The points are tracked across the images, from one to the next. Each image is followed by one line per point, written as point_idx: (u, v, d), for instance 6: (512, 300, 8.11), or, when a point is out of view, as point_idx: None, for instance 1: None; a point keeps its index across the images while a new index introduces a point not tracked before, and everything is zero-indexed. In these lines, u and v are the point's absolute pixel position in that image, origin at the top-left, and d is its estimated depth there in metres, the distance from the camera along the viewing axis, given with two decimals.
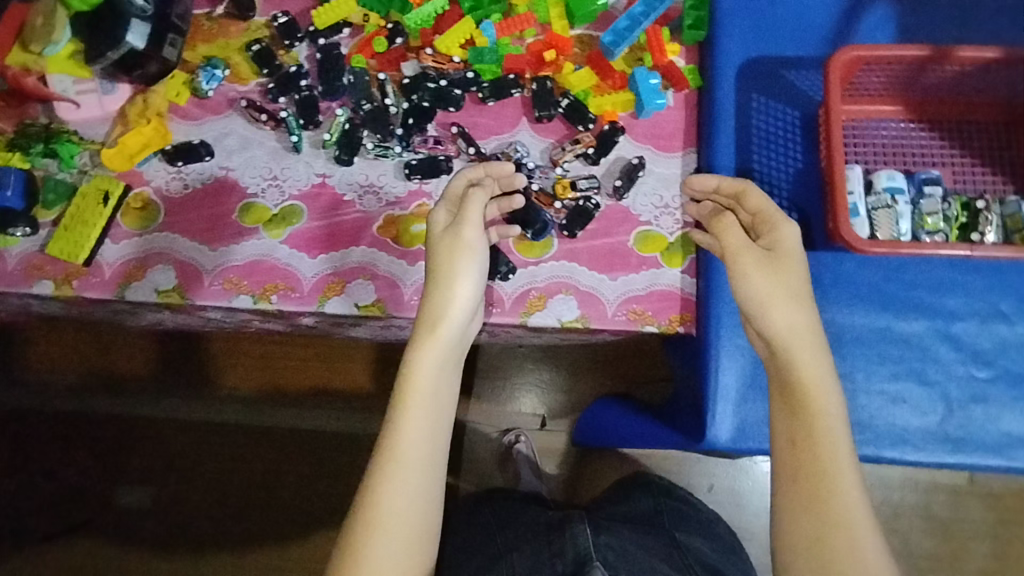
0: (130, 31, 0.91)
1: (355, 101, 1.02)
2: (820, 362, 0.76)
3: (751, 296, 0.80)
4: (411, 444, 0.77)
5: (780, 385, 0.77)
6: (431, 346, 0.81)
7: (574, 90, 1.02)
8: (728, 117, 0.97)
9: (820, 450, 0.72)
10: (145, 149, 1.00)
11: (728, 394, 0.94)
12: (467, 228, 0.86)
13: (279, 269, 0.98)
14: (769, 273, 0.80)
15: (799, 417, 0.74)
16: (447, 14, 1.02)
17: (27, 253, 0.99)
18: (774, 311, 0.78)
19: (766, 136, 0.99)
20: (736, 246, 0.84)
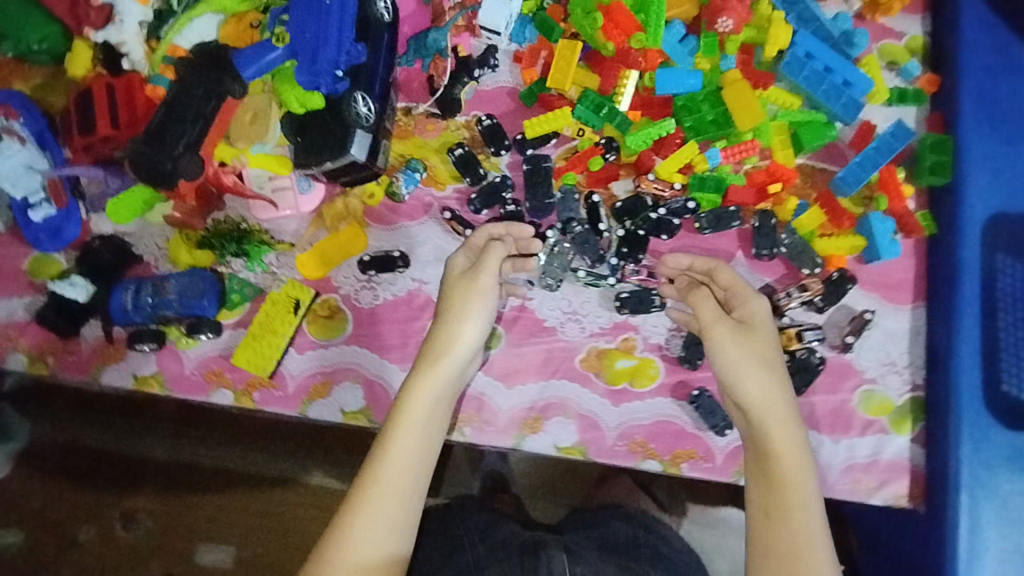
0: (355, 143, 0.84)
1: (564, 220, 0.96)
2: (797, 440, 0.76)
3: (724, 370, 0.80)
4: (396, 471, 0.76)
5: (757, 461, 0.77)
6: (431, 380, 0.80)
7: (800, 228, 0.95)
8: (973, 279, 0.90)
9: (796, 524, 0.72)
10: (339, 256, 0.94)
11: None
12: (484, 273, 0.85)
13: (474, 398, 0.93)
14: (750, 349, 0.79)
15: (778, 501, 0.74)
16: (669, 136, 0.96)
17: (205, 356, 0.92)
18: (742, 381, 0.78)
19: (1015, 300, 0.90)
20: (710, 320, 0.82)
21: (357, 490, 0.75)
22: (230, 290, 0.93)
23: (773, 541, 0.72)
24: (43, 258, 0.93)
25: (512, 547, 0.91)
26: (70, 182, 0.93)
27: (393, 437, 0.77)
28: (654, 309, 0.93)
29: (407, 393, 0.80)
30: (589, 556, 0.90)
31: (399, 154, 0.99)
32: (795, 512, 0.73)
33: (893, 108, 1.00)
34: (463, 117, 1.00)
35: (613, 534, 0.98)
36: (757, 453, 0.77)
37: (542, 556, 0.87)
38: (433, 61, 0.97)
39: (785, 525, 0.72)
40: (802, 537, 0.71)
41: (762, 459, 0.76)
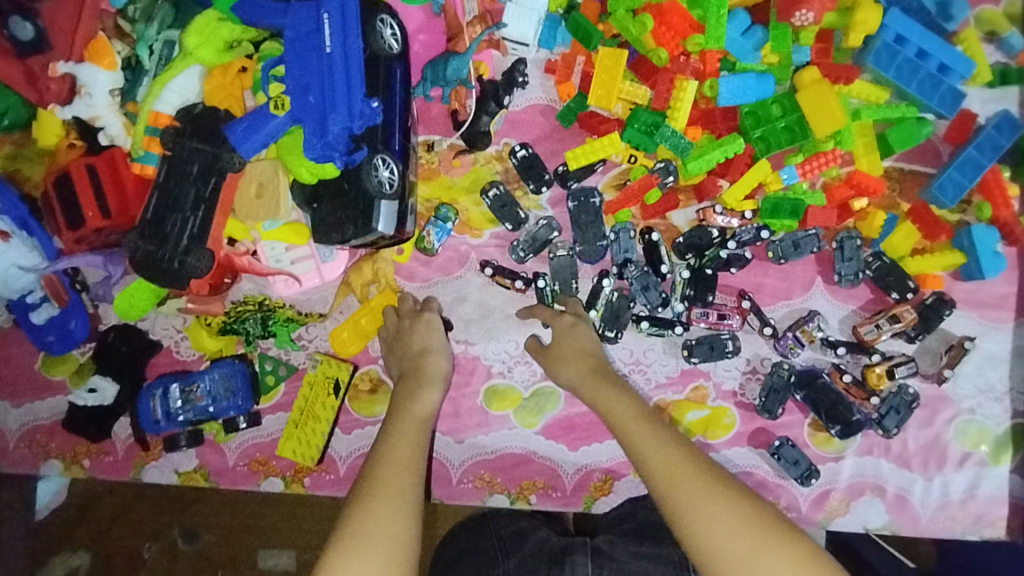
0: (380, 219, 0.73)
1: (619, 263, 0.84)
2: (625, 400, 0.73)
3: (568, 373, 0.79)
4: (394, 456, 0.70)
5: (611, 425, 0.73)
6: (423, 386, 0.77)
7: (887, 247, 0.84)
8: None
9: (661, 445, 0.68)
10: (376, 327, 0.85)
11: None
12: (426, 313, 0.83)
13: (536, 464, 0.86)
14: (568, 355, 0.80)
15: (631, 440, 0.70)
16: (735, 157, 0.83)
17: (246, 445, 0.86)
18: (560, 371, 0.80)
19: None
20: (559, 346, 0.80)
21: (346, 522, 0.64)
22: (262, 373, 0.85)
23: (648, 468, 0.67)
24: (55, 356, 0.86)
25: (540, 557, 0.77)
26: (68, 274, 0.83)
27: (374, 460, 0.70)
28: (727, 356, 0.84)
29: (398, 405, 0.76)
30: (622, 559, 0.75)
31: (426, 196, 0.87)
32: (648, 438, 0.69)
33: (993, 91, 0.85)
34: (493, 148, 0.87)
35: (646, 522, 0.80)
36: (607, 413, 0.74)
37: (567, 564, 0.75)
38: (454, 90, 0.83)
39: (664, 452, 0.67)
40: (679, 456, 0.67)
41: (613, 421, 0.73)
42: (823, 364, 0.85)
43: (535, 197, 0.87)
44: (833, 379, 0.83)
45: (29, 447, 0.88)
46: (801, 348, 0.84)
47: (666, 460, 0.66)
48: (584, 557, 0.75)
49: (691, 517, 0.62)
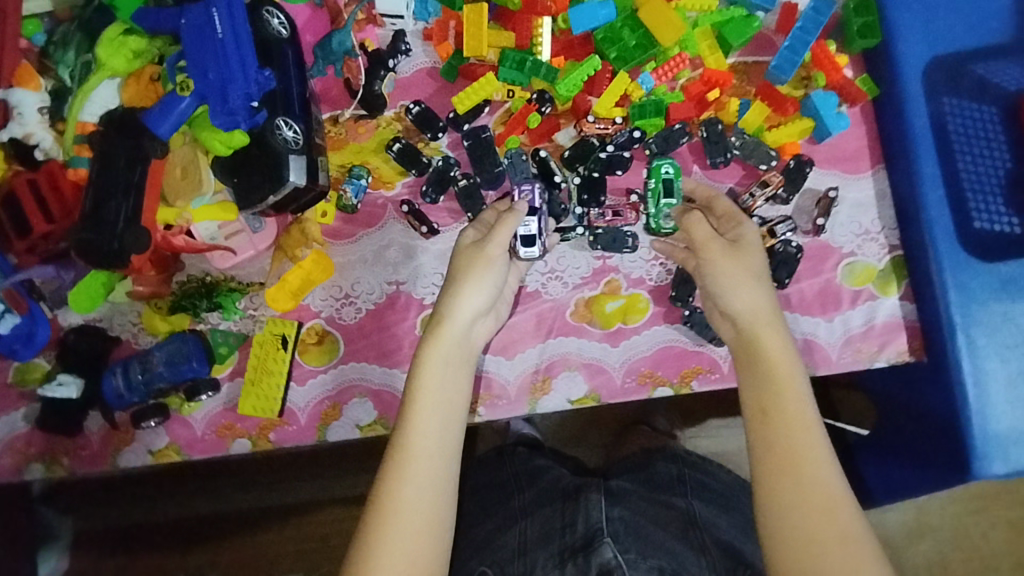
0: (291, 171, 0.83)
1: (518, 184, 0.95)
2: (787, 347, 0.75)
3: (717, 282, 0.80)
4: (427, 473, 0.70)
5: (745, 365, 0.75)
6: (436, 345, 0.78)
7: (748, 127, 0.95)
8: (926, 135, 0.90)
9: (789, 409, 0.70)
10: (308, 283, 0.94)
11: (1000, 432, 0.83)
12: (491, 243, 0.83)
13: (479, 378, 0.94)
14: (733, 262, 0.80)
15: (768, 400, 0.72)
16: (598, 75, 0.94)
17: (212, 414, 0.93)
18: (710, 270, 0.81)
19: (968, 137, 0.91)
20: (703, 239, 0.83)
21: (387, 468, 0.71)
22: (216, 345, 0.93)
23: (749, 400, 0.73)
24: (25, 366, 0.92)
25: (555, 493, 0.91)
26: (25, 287, 0.89)
27: (415, 407, 0.75)
28: (628, 248, 0.94)
29: (412, 385, 0.76)
30: (638, 500, 0.87)
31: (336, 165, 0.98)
32: (789, 402, 0.71)
33: None
34: (391, 111, 0.98)
35: (658, 473, 0.94)
36: (748, 361, 0.76)
37: (581, 500, 0.85)
38: (344, 63, 0.95)
39: (781, 416, 0.70)
40: (811, 440, 0.69)
41: (753, 361, 0.75)
42: None
43: (433, 144, 0.98)
44: None
45: (11, 456, 0.91)
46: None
47: (798, 426, 0.69)
48: (598, 494, 0.85)
49: (771, 438, 0.69)
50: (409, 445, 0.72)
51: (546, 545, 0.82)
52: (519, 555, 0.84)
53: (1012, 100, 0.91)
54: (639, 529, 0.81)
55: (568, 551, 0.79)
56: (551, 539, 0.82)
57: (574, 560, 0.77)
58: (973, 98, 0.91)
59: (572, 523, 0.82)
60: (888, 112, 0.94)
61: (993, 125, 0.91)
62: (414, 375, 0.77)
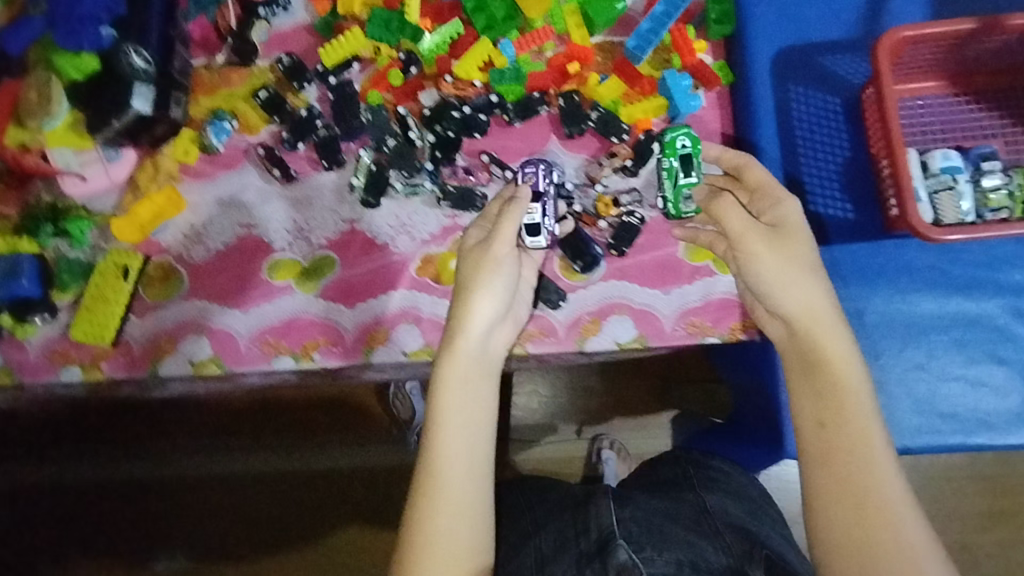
0: (134, 96, 0.86)
1: (377, 139, 0.98)
2: (838, 328, 0.73)
3: (763, 278, 0.77)
4: (459, 487, 0.72)
5: (804, 370, 0.73)
6: (462, 354, 0.78)
7: (603, 101, 0.97)
8: (768, 118, 0.93)
9: (852, 424, 0.69)
10: (159, 218, 0.95)
11: (799, 399, 0.88)
12: (496, 243, 0.83)
13: (317, 324, 0.94)
14: (782, 254, 0.76)
15: (832, 413, 0.70)
16: (462, 39, 0.98)
17: (48, 340, 0.93)
18: (757, 261, 0.77)
19: (809, 124, 0.95)
20: (739, 228, 0.79)
21: (416, 491, 0.73)
22: (58, 272, 0.93)
23: (800, 408, 0.73)
24: None
25: (568, 502, 0.87)
26: None
27: (436, 428, 0.75)
28: (476, 206, 0.95)
29: (440, 375, 0.77)
30: (638, 498, 0.85)
31: (199, 109, 0.99)
32: (848, 420, 0.70)
33: None
34: (264, 61, 1.01)
35: (660, 474, 0.95)
36: (805, 362, 0.73)
37: (590, 504, 0.82)
38: (217, 11, 0.99)
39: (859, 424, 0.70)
40: (883, 456, 0.68)
41: (813, 370, 0.72)
42: (561, 205, 0.96)
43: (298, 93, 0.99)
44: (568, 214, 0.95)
45: None
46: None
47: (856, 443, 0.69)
48: (606, 500, 0.81)
49: (824, 510, 0.67)
50: (431, 470, 0.73)
51: (560, 557, 0.77)
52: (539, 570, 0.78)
53: (853, 93, 0.97)
54: (654, 528, 0.78)
55: (585, 557, 0.74)
56: (567, 548, 0.78)
57: (590, 565, 0.73)
58: (817, 88, 0.96)
59: (585, 530, 0.78)
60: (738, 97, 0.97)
61: (833, 116, 0.96)
62: (433, 391, 0.77)
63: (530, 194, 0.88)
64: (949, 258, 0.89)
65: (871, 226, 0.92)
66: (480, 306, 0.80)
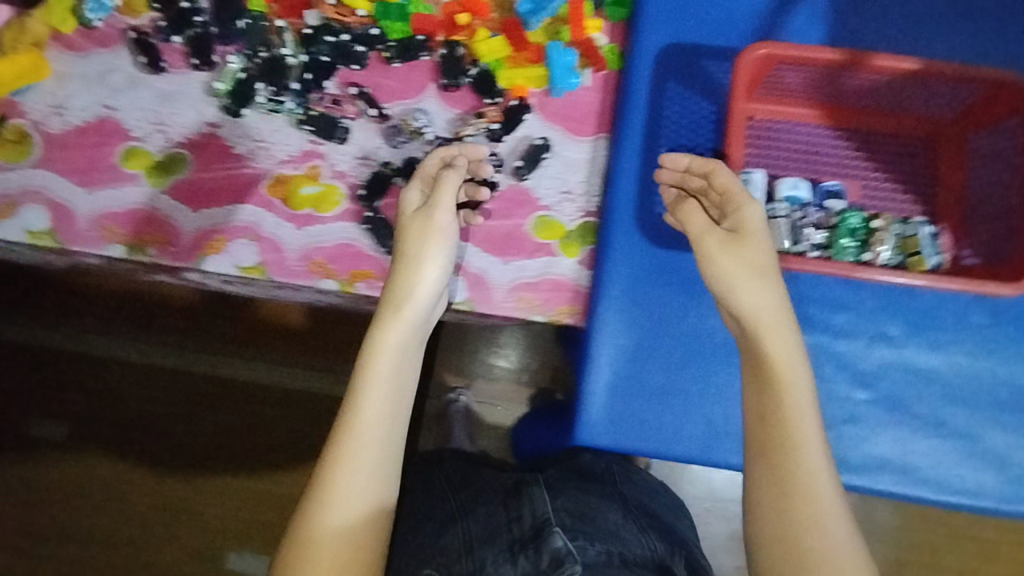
0: None
1: (251, 48, 0.95)
2: (790, 348, 0.68)
3: (419, 258, 0.79)
4: (347, 469, 0.67)
5: (751, 371, 0.69)
6: (396, 327, 0.74)
7: (484, 60, 0.95)
8: (638, 110, 0.91)
9: (806, 470, 0.63)
10: (20, 81, 0.94)
11: (599, 389, 0.89)
12: (439, 211, 0.80)
13: (156, 220, 0.93)
14: (419, 234, 0.79)
15: (779, 463, 0.64)
16: None
17: None
18: (413, 245, 0.79)
19: (685, 126, 0.92)
20: (444, 206, 0.80)
21: (331, 451, 0.68)
22: None
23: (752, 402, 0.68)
24: None
25: (494, 493, 0.91)
26: None
27: (359, 394, 0.71)
28: (338, 138, 0.94)
29: (397, 304, 0.76)
30: (436, 497, 0.96)
31: None
32: (791, 440, 0.64)
33: None
34: None
35: (480, 504, 0.90)
36: (753, 370, 0.69)
37: (525, 496, 0.86)
38: None
39: (796, 470, 0.63)
40: (824, 485, 0.63)
41: (766, 384, 0.67)
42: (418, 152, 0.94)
43: None
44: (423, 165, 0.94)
45: None
46: (402, 138, 0.95)
47: (807, 485, 0.63)
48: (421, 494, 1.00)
49: (754, 510, 0.64)
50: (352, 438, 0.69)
51: (491, 541, 0.81)
52: (466, 552, 0.82)
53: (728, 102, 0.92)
54: (449, 518, 0.89)
55: (450, 560, 0.82)
56: (497, 534, 0.81)
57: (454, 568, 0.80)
58: (699, 95, 0.92)
59: (518, 518, 0.82)
60: (676, 102, 0.92)
61: (779, 141, 0.90)
62: (370, 348, 0.74)
63: (763, 178, 0.84)
64: None
65: None
66: (434, 271, 0.78)
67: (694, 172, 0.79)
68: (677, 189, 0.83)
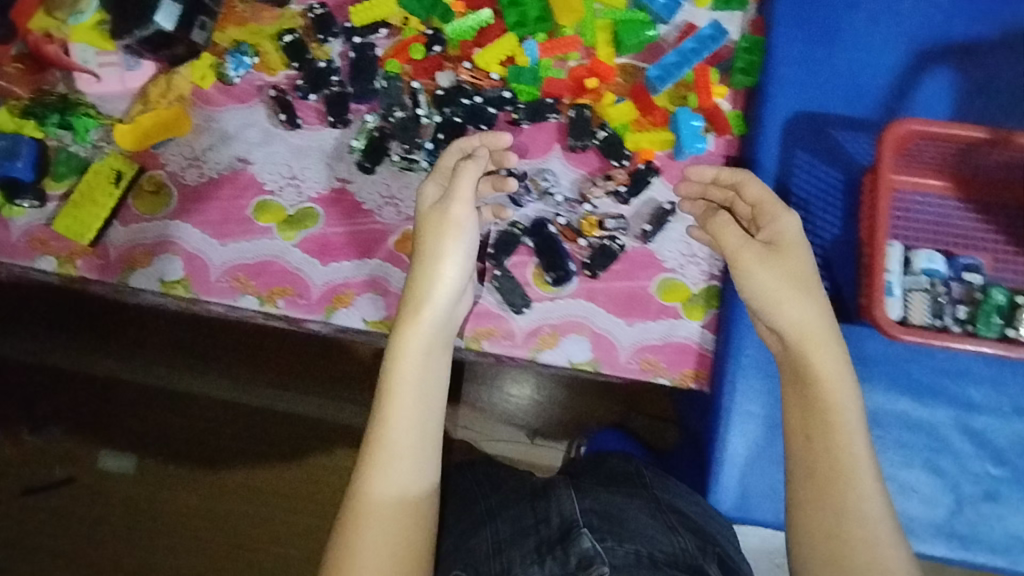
0: (159, 12, 0.88)
1: (385, 107, 0.98)
2: (835, 368, 0.75)
3: (756, 296, 0.78)
4: (398, 455, 0.75)
5: (793, 383, 0.78)
6: (411, 325, 0.79)
7: (612, 123, 0.98)
8: (767, 178, 0.93)
9: (857, 469, 0.73)
10: (163, 133, 0.97)
11: (735, 461, 0.90)
12: (741, 245, 0.79)
13: (288, 273, 0.96)
14: (785, 269, 0.77)
15: (831, 466, 0.74)
16: (491, 30, 0.98)
17: (31, 225, 0.95)
18: (784, 308, 0.76)
19: (812, 194, 0.94)
20: (735, 244, 0.80)
21: (374, 438, 0.77)
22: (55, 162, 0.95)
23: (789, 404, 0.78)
24: None
25: (524, 492, 0.88)
26: None
27: (392, 390, 0.78)
28: None
29: (415, 304, 0.80)
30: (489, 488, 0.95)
31: None
32: (835, 444, 0.74)
33: (718, 13, 1.01)
34: (298, 7, 1.02)
35: (512, 514, 0.85)
36: (796, 379, 0.77)
37: (551, 496, 0.83)
38: None
39: (835, 475, 0.73)
40: (871, 489, 0.73)
41: (806, 386, 0.76)
42: (548, 214, 0.97)
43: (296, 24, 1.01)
44: (554, 227, 0.96)
45: None
46: (530, 197, 0.97)
47: (856, 486, 0.72)
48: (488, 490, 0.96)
49: (797, 504, 0.75)
50: (396, 426, 0.76)
51: (520, 542, 0.79)
52: (494, 553, 0.80)
53: (858, 172, 0.94)
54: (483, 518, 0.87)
55: (545, 543, 0.78)
56: (526, 535, 0.80)
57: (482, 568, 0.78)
58: (825, 161, 0.94)
59: (546, 519, 0.81)
60: (802, 170, 0.94)
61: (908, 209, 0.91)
62: (394, 342, 0.80)
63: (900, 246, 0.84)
64: (909, 362, 0.88)
65: (845, 309, 0.90)
66: (453, 269, 0.81)
67: (721, 183, 0.86)
68: (704, 201, 0.90)
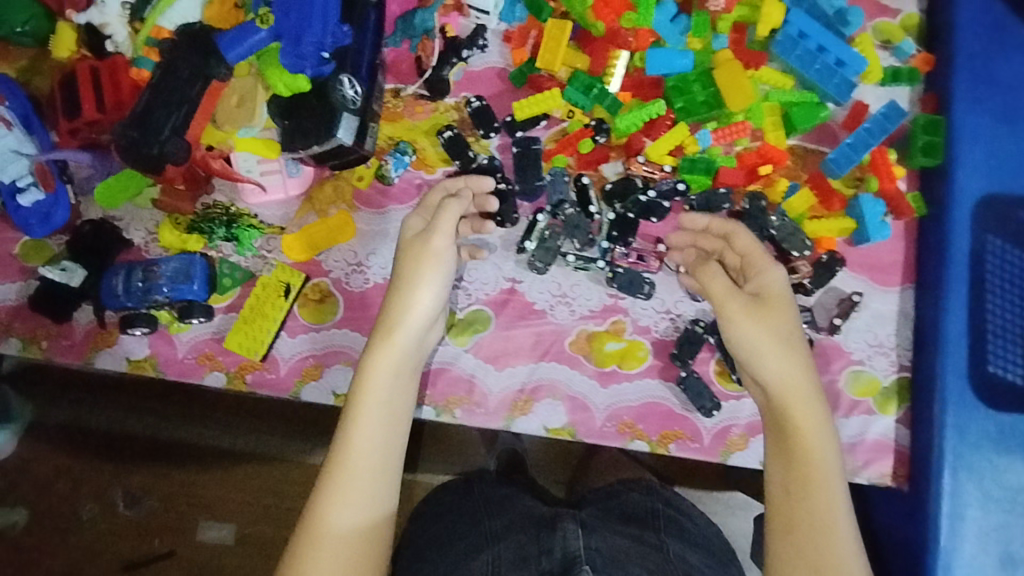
0: (342, 128, 0.86)
1: (554, 203, 0.95)
2: (819, 420, 0.75)
3: (745, 347, 0.79)
4: (359, 491, 0.74)
5: (774, 431, 0.77)
6: (383, 354, 0.79)
7: (790, 211, 0.95)
8: (960, 266, 0.90)
9: (820, 507, 0.72)
10: (328, 240, 0.94)
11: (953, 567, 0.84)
12: (732, 291, 0.81)
13: (464, 380, 0.94)
14: (770, 321, 0.78)
15: (796, 501, 0.73)
16: (660, 120, 0.95)
17: (197, 339, 0.94)
18: (764, 358, 0.78)
19: (1004, 278, 0.91)
20: (722, 291, 0.82)
21: (327, 472, 0.75)
22: (220, 275, 0.93)
23: (773, 461, 0.77)
24: (35, 244, 0.95)
25: (529, 522, 0.86)
26: (57, 166, 0.93)
27: (355, 422, 0.77)
28: (642, 294, 0.93)
29: (380, 339, 0.81)
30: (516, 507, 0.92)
31: None
32: (815, 481, 0.73)
33: (885, 88, 0.99)
34: (452, 99, 0.98)
35: (525, 545, 0.81)
36: (778, 427, 0.77)
37: (557, 529, 0.81)
38: (421, 41, 0.97)
39: (818, 521, 0.71)
40: (837, 518, 0.71)
41: (784, 430, 0.76)
42: None
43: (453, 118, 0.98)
44: None
45: (30, 331, 0.94)
46: None
47: (819, 521, 0.71)
48: (521, 512, 0.91)
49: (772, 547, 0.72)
50: (344, 460, 0.75)
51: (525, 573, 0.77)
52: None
53: None
54: (496, 538, 0.84)
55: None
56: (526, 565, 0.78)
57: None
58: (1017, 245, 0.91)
59: (549, 551, 0.78)
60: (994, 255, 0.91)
61: None
62: (361, 375, 0.79)
63: None
64: None
65: None
66: (426, 298, 0.82)
67: (714, 233, 0.88)
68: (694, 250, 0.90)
